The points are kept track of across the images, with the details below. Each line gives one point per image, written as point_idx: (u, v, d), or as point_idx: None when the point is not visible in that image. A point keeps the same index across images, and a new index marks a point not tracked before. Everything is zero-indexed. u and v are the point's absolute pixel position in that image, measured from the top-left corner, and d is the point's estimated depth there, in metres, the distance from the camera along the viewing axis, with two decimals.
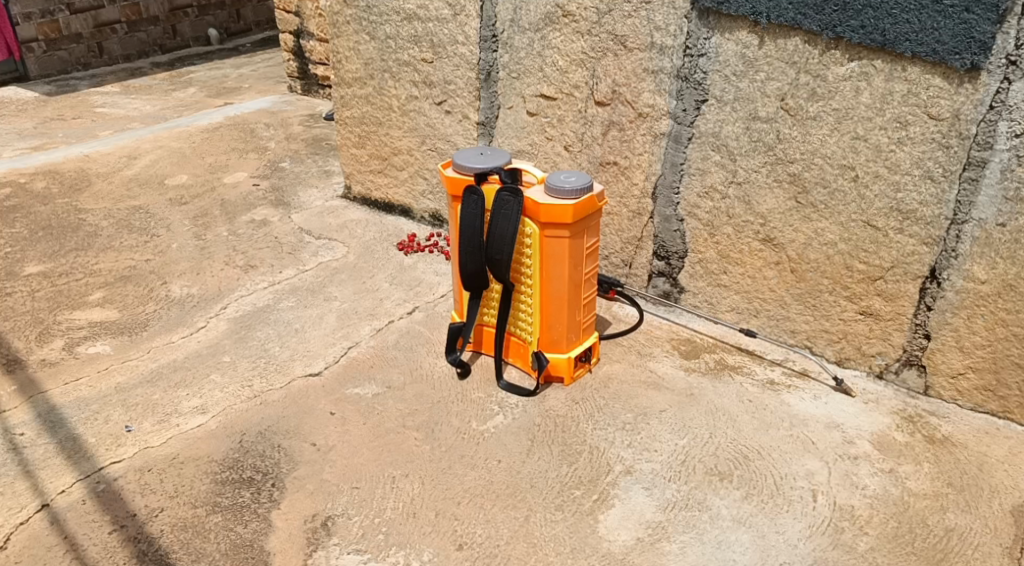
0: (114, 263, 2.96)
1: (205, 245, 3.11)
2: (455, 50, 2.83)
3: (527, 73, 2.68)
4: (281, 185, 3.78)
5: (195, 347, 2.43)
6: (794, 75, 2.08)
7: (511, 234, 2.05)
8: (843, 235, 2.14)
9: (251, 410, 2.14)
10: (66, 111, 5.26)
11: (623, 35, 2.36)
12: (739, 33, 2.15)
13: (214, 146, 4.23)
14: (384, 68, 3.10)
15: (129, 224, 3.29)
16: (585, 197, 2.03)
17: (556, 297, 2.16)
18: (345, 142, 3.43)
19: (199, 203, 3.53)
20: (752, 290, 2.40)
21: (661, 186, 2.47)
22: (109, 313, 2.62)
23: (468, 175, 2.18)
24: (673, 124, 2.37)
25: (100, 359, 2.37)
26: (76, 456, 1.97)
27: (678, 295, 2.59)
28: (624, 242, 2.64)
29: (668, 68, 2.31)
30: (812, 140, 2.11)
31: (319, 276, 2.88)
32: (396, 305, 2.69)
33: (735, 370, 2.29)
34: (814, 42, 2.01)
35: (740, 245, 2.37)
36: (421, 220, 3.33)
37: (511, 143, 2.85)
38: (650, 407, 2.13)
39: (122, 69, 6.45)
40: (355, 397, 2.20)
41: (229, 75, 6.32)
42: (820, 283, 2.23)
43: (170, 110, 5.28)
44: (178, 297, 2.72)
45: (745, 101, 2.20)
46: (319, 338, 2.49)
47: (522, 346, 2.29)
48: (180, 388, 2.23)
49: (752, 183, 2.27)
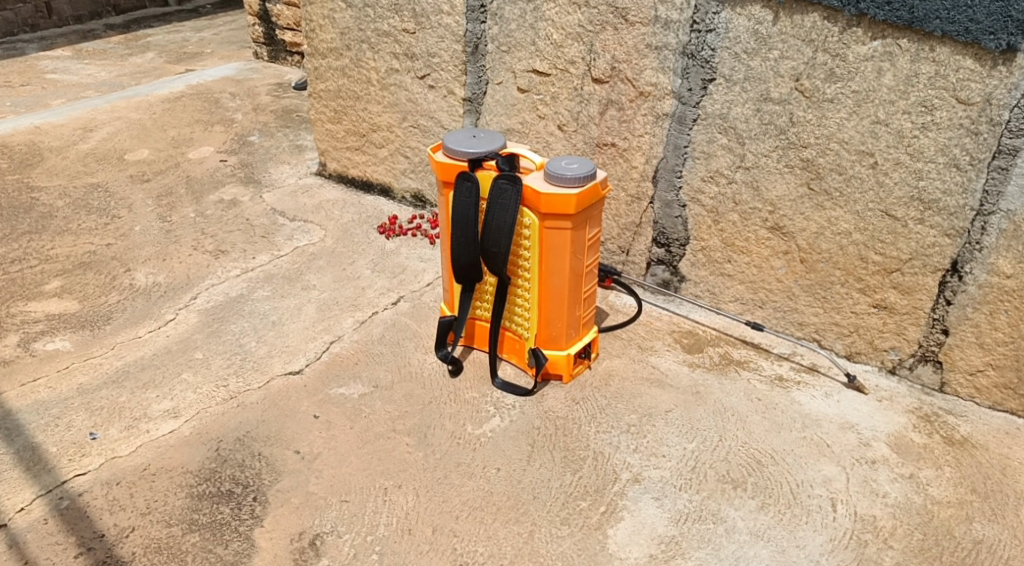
0: (72, 248, 2.73)
1: (170, 227, 2.90)
2: (440, 20, 2.64)
3: (518, 46, 2.51)
4: (251, 160, 3.56)
5: (164, 343, 2.24)
6: (811, 54, 1.95)
7: (509, 226, 1.91)
8: (858, 225, 2.04)
9: (228, 414, 1.98)
10: (14, 77, 4.91)
11: (624, 7, 2.20)
12: (751, 7, 2.00)
13: (177, 118, 3.97)
14: (361, 38, 2.90)
15: (87, 205, 3.05)
16: (589, 185, 1.89)
17: (556, 291, 2.02)
18: (320, 116, 3.23)
19: (162, 181, 3.30)
20: (757, 280, 2.29)
21: (662, 169, 2.34)
22: (68, 305, 2.40)
23: (461, 160, 2.02)
24: (677, 104, 2.23)
25: (59, 357, 2.16)
26: (35, 468, 1.78)
27: (678, 284, 2.48)
28: (622, 228, 2.51)
29: (673, 44, 2.16)
30: (828, 124, 1.99)
31: (296, 262, 2.70)
32: (380, 295, 2.53)
33: (741, 365, 2.20)
34: (834, 18, 1.88)
35: (747, 233, 2.25)
36: (402, 200, 3.15)
37: (500, 121, 2.69)
38: (655, 407, 2.04)
39: (74, 31, 6.08)
40: (340, 398, 2.05)
41: (190, 39, 6.00)
42: (832, 274, 2.14)
43: (127, 77, 4.97)
44: (143, 286, 2.52)
45: (756, 80, 2.06)
46: (298, 332, 2.32)
47: (518, 341, 2.17)
48: (149, 389, 2.05)
49: (761, 168, 2.15)
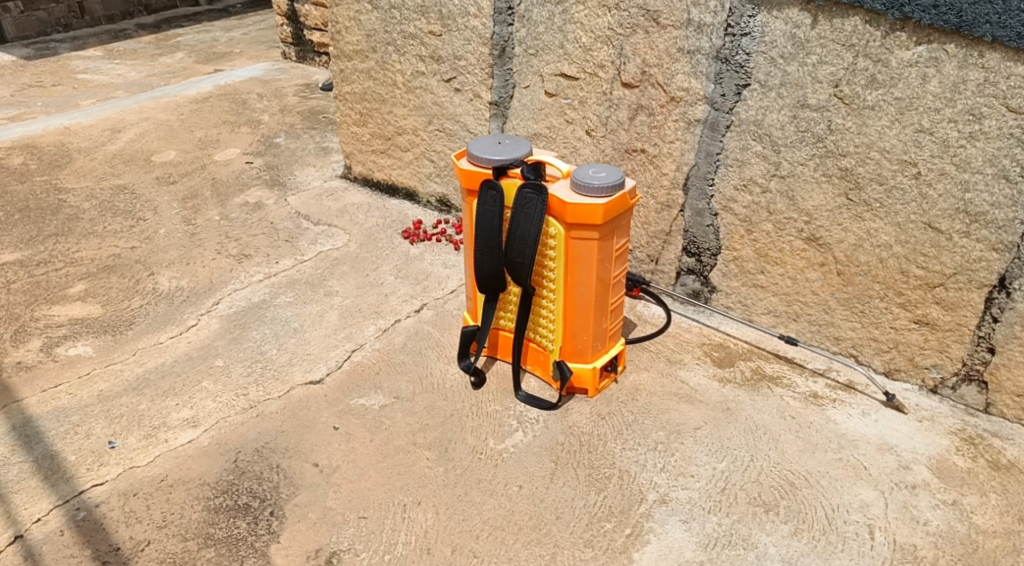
0: (97, 251, 2.73)
1: (194, 231, 2.89)
2: (467, 23, 2.60)
3: (546, 49, 2.45)
4: (276, 163, 3.55)
5: (185, 349, 2.23)
6: (852, 59, 1.86)
7: (534, 236, 1.86)
8: (899, 237, 1.96)
9: (247, 424, 1.95)
10: (46, 78, 4.96)
11: (655, 10, 2.13)
12: (788, 11, 1.93)
13: (204, 119, 3.98)
14: (387, 41, 2.87)
15: (113, 207, 3.06)
16: (617, 195, 1.83)
17: (582, 303, 1.97)
18: (345, 119, 3.20)
19: (188, 183, 3.30)
20: (792, 292, 2.21)
21: (694, 176, 2.27)
22: (91, 309, 2.40)
23: (485, 168, 1.97)
24: (709, 110, 2.15)
25: (81, 363, 2.15)
26: (54, 478, 1.76)
27: (708, 295, 2.41)
28: (651, 236, 2.44)
29: (706, 48, 2.09)
30: (869, 132, 1.90)
31: (319, 268, 2.68)
32: (403, 302, 2.49)
33: (774, 381, 2.13)
34: (876, 22, 1.80)
35: (781, 244, 2.17)
36: (427, 204, 3.11)
37: (527, 126, 2.64)
38: (684, 424, 1.98)
39: (106, 31, 6.15)
40: (361, 409, 2.02)
41: (219, 38, 6.03)
42: (870, 288, 2.05)
43: (156, 77, 5.00)
44: (166, 290, 2.51)
45: (793, 86, 1.98)
46: (320, 339, 2.30)
47: (542, 353, 2.11)
48: (169, 396, 2.03)
49: (797, 177, 2.07)
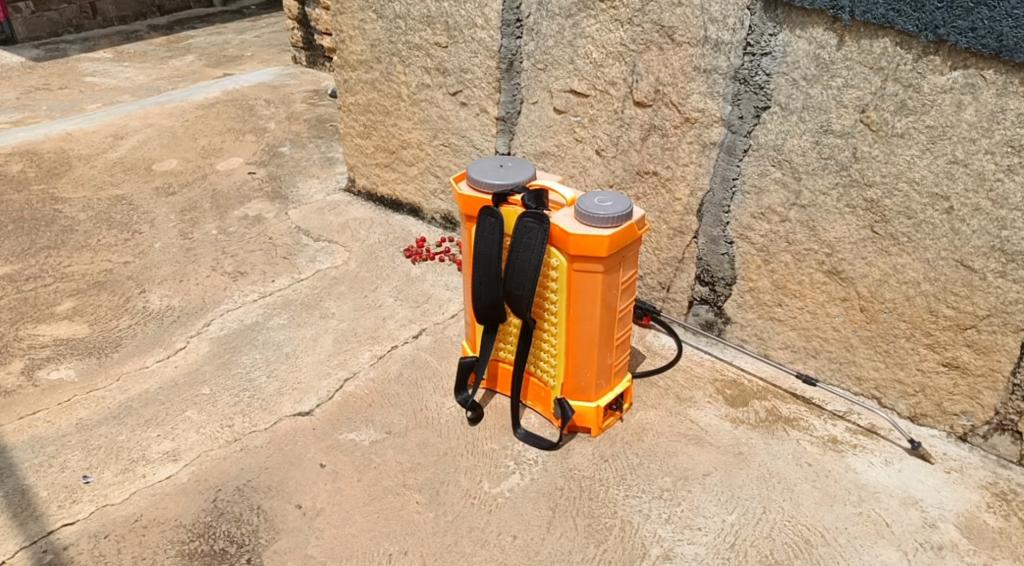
0: (89, 265, 2.65)
1: (190, 245, 2.81)
2: (473, 35, 2.49)
3: (555, 64, 2.33)
4: (279, 173, 3.46)
5: (171, 374, 2.13)
6: (880, 83, 1.73)
7: (534, 267, 1.74)
8: (928, 274, 1.82)
9: (229, 459, 1.85)
10: (54, 80, 4.92)
11: (670, 26, 2.02)
12: (812, 30, 1.80)
13: (209, 126, 3.90)
14: (392, 51, 2.77)
15: (109, 219, 2.98)
16: (624, 225, 1.71)
17: (585, 338, 1.85)
18: (349, 131, 3.10)
19: (187, 194, 3.21)
20: (811, 327, 2.07)
21: (709, 203, 2.14)
22: (78, 329, 2.32)
23: (485, 193, 1.86)
24: (726, 133, 2.03)
25: (61, 388, 2.06)
26: (22, 516, 1.67)
27: (722, 326, 2.27)
28: (662, 262, 2.32)
29: (724, 67, 1.96)
30: (897, 161, 1.77)
31: (316, 287, 2.58)
32: (401, 327, 2.38)
33: (790, 423, 2.00)
34: (907, 45, 1.67)
35: (800, 276, 2.04)
36: (432, 221, 3.01)
37: (534, 143, 2.52)
38: (692, 469, 1.85)
39: (118, 32, 6.11)
40: (349, 445, 1.91)
41: (231, 41, 5.97)
42: (896, 326, 1.92)
43: (164, 81, 4.94)
44: (156, 309, 2.42)
45: (816, 110, 1.85)
46: (312, 366, 2.19)
47: (543, 389, 2.00)
48: (150, 427, 1.94)
49: (818, 207, 1.94)
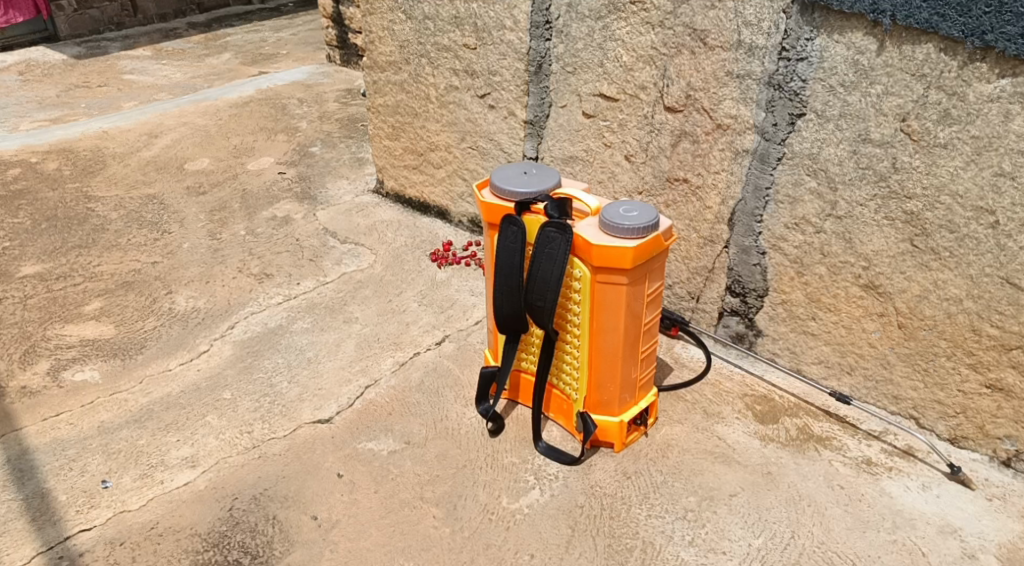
0: (117, 265, 2.68)
1: (218, 246, 2.82)
2: (502, 36, 2.45)
3: (584, 68, 2.28)
4: (309, 174, 3.46)
5: (193, 378, 2.15)
6: (922, 91, 1.65)
7: (556, 278, 1.69)
8: (971, 291, 1.73)
9: (248, 466, 1.85)
10: (93, 78, 5.00)
11: (703, 29, 1.95)
12: (851, 34, 1.71)
13: (241, 125, 3.92)
14: (421, 53, 2.74)
15: (140, 218, 3.01)
16: (649, 236, 1.66)
17: (608, 351, 1.79)
18: (378, 132, 3.08)
19: (218, 194, 3.23)
20: (846, 342, 1.99)
21: (740, 212, 2.07)
22: (104, 329, 2.35)
23: (508, 201, 1.82)
24: (759, 140, 1.96)
25: (85, 390, 2.10)
26: (41, 520, 1.69)
27: (753, 339, 2.20)
28: (692, 272, 2.25)
29: (758, 72, 1.89)
30: (939, 173, 1.68)
31: (340, 291, 2.56)
32: (424, 333, 2.36)
33: (822, 443, 1.92)
34: (952, 51, 1.58)
35: (835, 289, 1.96)
36: (459, 224, 2.98)
37: (562, 147, 2.46)
38: (717, 489, 1.79)
39: (158, 29, 6.21)
40: (367, 454, 1.89)
41: (267, 39, 6.01)
42: (936, 344, 1.82)
43: (200, 79, 4.99)
44: (182, 311, 2.44)
45: (853, 118, 1.77)
46: (334, 372, 2.18)
47: (565, 401, 1.95)
48: (170, 431, 1.96)
49: (855, 218, 1.85)
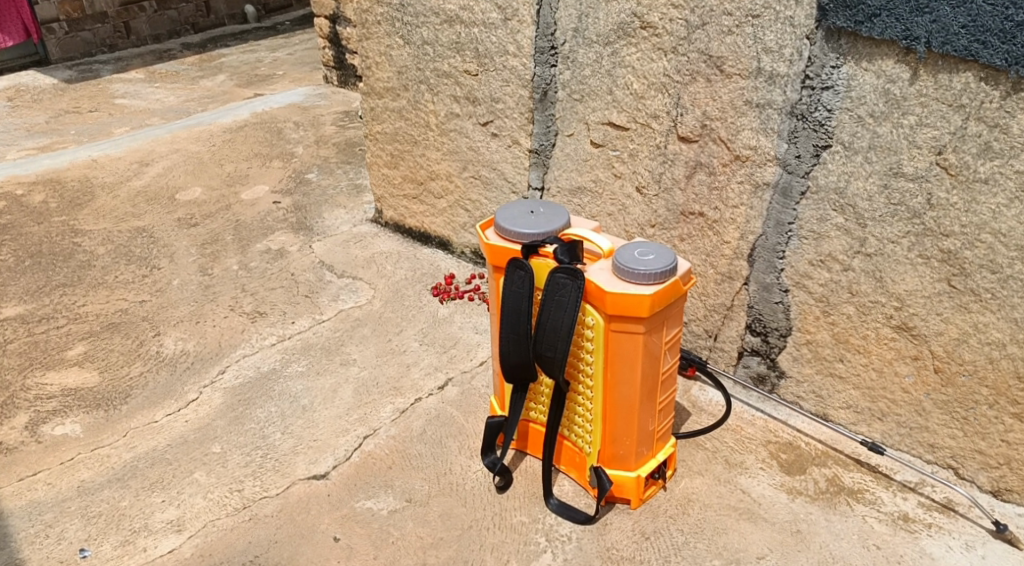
0: (103, 305, 2.58)
1: (209, 282, 2.70)
2: (505, 62, 2.34)
3: (592, 95, 2.17)
4: (305, 202, 3.34)
5: (181, 430, 2.03)
6: (960, 122, 1.53)
7: (568, 328, 1.57)
8: (1015, 335, 1.60)
9: (237, 530, 1.72)
10: (85, 103, 4.91)
11: (719, 56, 1.84)
12: (881, 62, 1.60)
13: (235, 151, 3.81)
14: (420, 79, 2.63)
15: (128, 253, 2.90)
16: (668, 282, 1.53)
17: (624, 403, 1.66)
18: (376, 160, 2.97)
19: (210, 225, 3.12)
20: (877, 386, 1.86)
21: (761, 247, 1.95)
22: (87, 377, 2.24)
23: (514, 243, 1.69)
24: (781, 173, 1.84)
25: (66, 445, 1.99)
26: None
27: (775, 380, 2.07)
28: (709, 309, 2.13)
29: (779, 102, 1.78)
30: (979, 210, 1.56)
31: (337, 330, 2.44)
32: (426, 376, 2.23)
33: (854, 496, 1.79)
34: (994, 80, 1.46)
35: (865, 330, 1.83)
36: (461, 255, 2.86)
37: (569, 177, 2.35)
38: (744, 551, 1.65)
39: (152, 50, 6.12)
40: (366, 515, 1.76)
41: (264, 59, 5.92)
42: (977, 391, 1.69)
43: (194, 102, 4.90)
44: (170, 355, 2.32)
45: (884, 150, 1.65)
46: (330, 422, 2.05)
47: (577, 454, 1.82)
48: (155, 491, 1.84)
49: (886, 256, 1.73)
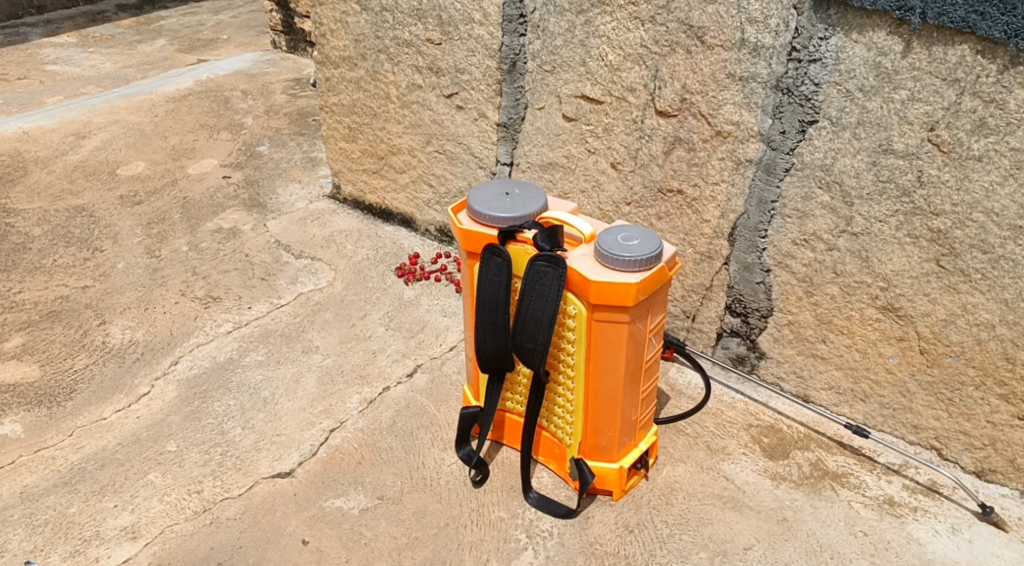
0: (42, 292, 2.40)
1: (157, 265, 2.54)
2: (470, 31, 2.21)
3: (564, 66, 2.06)
4: (257, 177, 3.16)
5: (132, 428, 1.89)
6: (954, 98, 1.47)
7: (549, 318, 1.48)
8: (1005, 316, 1.58)
9: (198, 535, 1.61)
10: (13, 69, 4.58)
11: (700, 26, 1.74)
12: (872, 33, 1.53)
13: (179, 122, 3.59)
14: (379, 48, 2.47)
15: (67, 234, 2.70)
16: (653, 268, 1.46)
17: (607, 393, 1.59)
18: (333, 133, 2.81)
19: (156, 203, 2.93)
20: (860, 367, 1.83)
21: (742, 227, 1.89)
22: (26, 371, 2.08)
23: (490, 228, 1.59)
24: (765, 149, 1.77)
25: (5, 448, 1.84)
26: None
27: (755, 361, 2.03)
28: (688, 289, 2.07)
29: (764, 75, 1.70)
30: (971, 188, 1.52)
31: (298, 315, 2.31)
32: (393, 363, 2.12)
33: (838, 481, 1.76)
34: (991, 53, 1.40)
35: (849, 311, 1.79)
36: (425, 233, 2.74)
37: (540, 152, 2.24)
38: (732, 542, 1.61)
39: (84, 12, 5.74)
40: (336, 515, 1.67)
41: (206, 23, 5.61)
42: (963, 373, 1.67)
43: (133, 69, 4.60)
44: (117, 346, 2.17)
45: (873, 126, 1.59)
46: (293, 415, 1.94)
47: (557, 445, 1.75)
48: (106, 495, 1.71)
49: (873, 236, 1.68)
